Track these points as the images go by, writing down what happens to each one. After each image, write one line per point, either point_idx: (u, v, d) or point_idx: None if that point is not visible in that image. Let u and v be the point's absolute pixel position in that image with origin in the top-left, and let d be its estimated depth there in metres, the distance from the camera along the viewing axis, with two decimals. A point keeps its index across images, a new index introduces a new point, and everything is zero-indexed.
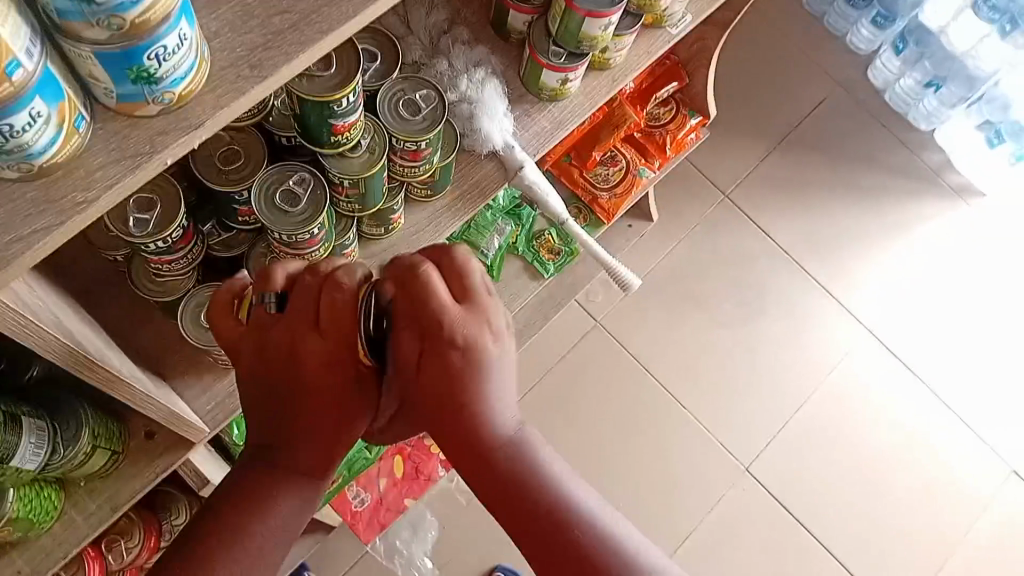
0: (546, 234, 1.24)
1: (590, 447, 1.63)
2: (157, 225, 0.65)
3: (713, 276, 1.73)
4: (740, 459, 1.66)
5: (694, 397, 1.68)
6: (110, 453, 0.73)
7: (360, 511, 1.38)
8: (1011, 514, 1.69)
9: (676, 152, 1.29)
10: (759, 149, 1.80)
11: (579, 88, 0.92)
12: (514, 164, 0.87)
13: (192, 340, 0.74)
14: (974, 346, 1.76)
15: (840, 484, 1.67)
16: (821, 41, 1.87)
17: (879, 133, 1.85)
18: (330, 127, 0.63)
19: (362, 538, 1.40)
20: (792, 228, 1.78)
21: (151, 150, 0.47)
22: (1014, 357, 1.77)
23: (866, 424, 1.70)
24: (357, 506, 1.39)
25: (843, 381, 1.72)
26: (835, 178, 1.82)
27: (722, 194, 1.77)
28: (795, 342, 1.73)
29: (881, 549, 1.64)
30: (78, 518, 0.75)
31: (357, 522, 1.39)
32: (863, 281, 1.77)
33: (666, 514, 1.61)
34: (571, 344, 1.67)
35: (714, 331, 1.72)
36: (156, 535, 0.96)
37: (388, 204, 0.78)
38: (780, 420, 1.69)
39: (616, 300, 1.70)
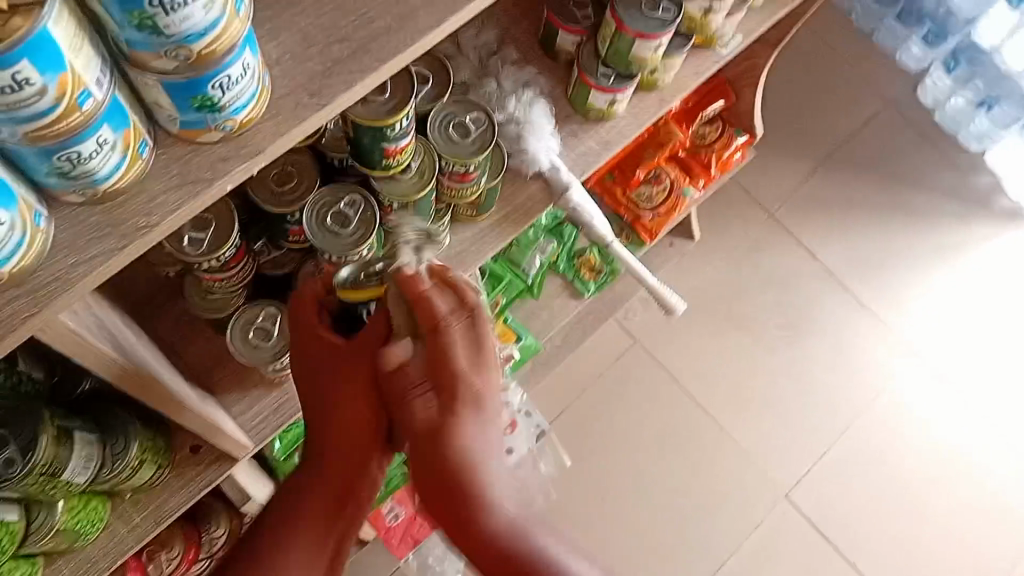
0: (587, 253, 1.24)
1: (625, 467, 1.62)
2: (211, 245, 0.65)
3: (754, 295, 1.71)
4: (781, 484, 1.63)
5: (733, 419, 1.66)
6: (156, 466, 0.74)
7: (394, 526, 1.39)
8: None
9: (721, 171, 1.28)
10: (803, 169, 1.77)
11: (627, 108, 0.91)
12: (560, 184, 0.86)
13: (241, 357, 0.73)
14: (1022, 373, 1.72)
15: (882, 511, 1.64)
16: (867, 60, 1.85)
17: (927, 154, 1.81)
18: (382, 150, 0.63)
19: (395, 552, 1.40)
20: (836, 249, 1.75)
21: (211, 176, 0.47)
22: None
23: (910, 449, 1.67)
24: (391, 520, 1.39)
25: (886, 406, 1.68)
26: (882, 199, 1.79)
27: (766, 213, 1.75)
28: (838, 365, 1.70)
29: None
30: (124, 530, 0.76)
31: (390, 537, 1.40)
32: (908, 306, 1.73)
33: (702, 540, 1.59)
34: (609, 361, 1.66)
35: (757, 353, 1.69)
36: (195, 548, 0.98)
37: (436, 224, 0.79)
38: (821, 445, 1.66)
39: (655, 319, 1.69)
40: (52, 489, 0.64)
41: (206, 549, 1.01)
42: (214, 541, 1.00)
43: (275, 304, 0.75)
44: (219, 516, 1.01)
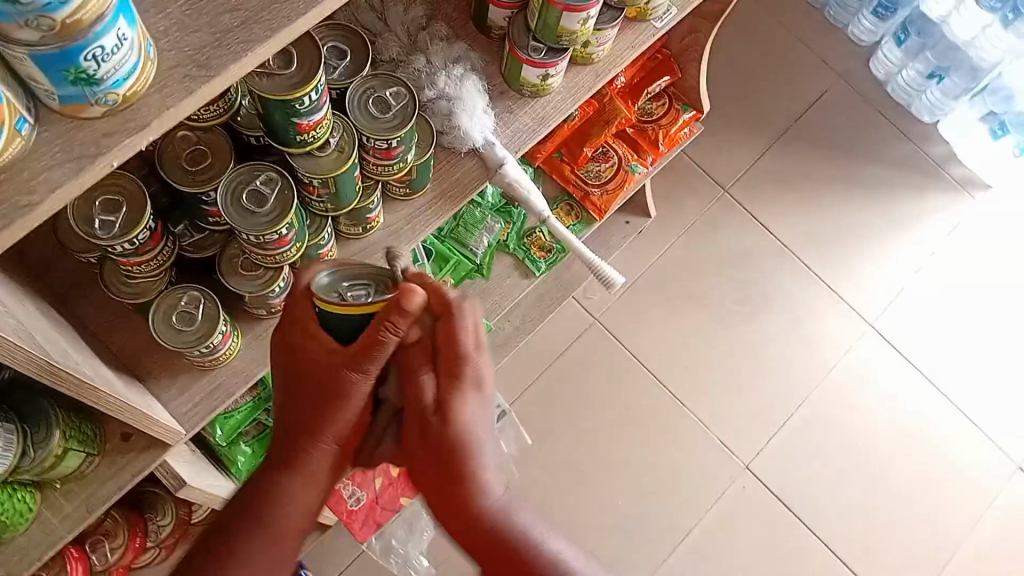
0: (537, 232, 1.23)
1: (587, 445, 1.62)
2: (122, 228, 0.64)
3: (712, 271, 1.72)
4: (741, 457, 1.64)
5: (693, 394, 1.67)
6: (84, 455, 0.73)
7: (354, 510, 1.37)
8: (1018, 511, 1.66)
9: (669, 148, 1.27)
10: (758, 144, 1.78)
11: (562, 83, 0.91)
12: (495, 160, 0.86)
13: (161, 340, 0.72)
14: (978, 340, 1.73)
15: (840, 481, 1.65)
16: (821, 33, 1.85)
17: (881, 126, 1.82)
18: (295, 126, 0.62)
19: (357, 537, 1.38)
20: (793, 223, 1.76)
21: (95, 152, 0.46)
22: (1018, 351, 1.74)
23: (869, 418, 1.68)
24: (352, 504, 1.37)
25: (844, 378, 1.70)
26: (837, 172, 1.79)
27: (722, 189, 1.75)
28: (796, 337, 1.71)
29: (883, 547, 1.62)
30: (55, 521, 0.74)
31: (352, 522, 1.38)
32: (865, 279, 1.75)
33: (663, 516, 1.60)
34: (571, 339, 1.66)
35: (716, 328, 1.70)
36: (141, 535, 0.97)
37: (364, 203, 0.77)
38: (780, 417, 1.67)
39: (614, 297, 1.69)
40: None
41: (153, 539, 1.00)
42: (161, 529, 0.99)
43: (196, 287, 0.75)
44: (166, 506, 1.00)
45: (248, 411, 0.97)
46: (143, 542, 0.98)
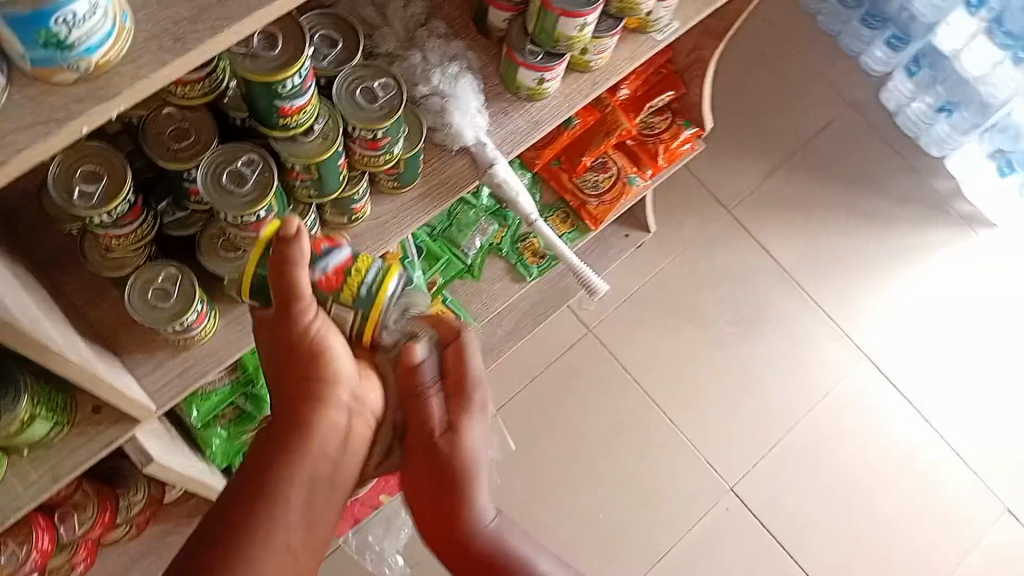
0: (531, 237, 1.24)
1: (571, 456, 1.63)
2: (102, 199, 0.65)
3: (709, 291, 1.71)
4: (725, 479, 1.65)
5: (681, 411, 1.67)
6: (54, 423, 0.74)
7: None
8: (1005, 554, 1.64)
9: (668, 162, 1.27)
10: (764, 167, 1.77)
11: (558, 89, 0.91)
12: (485, 160, 0.86)
13: (135, 315, 0.72)
14: (973, 378, 1.72)
15: (824, 511, 1.64)
16: (834, 61, 1.85)
17: (888, 158, 1.81)
18: (278, 109, 0.63)
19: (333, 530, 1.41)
20: (793, 248, 1.75)
21: (65, 117, 0.46)
22: (1012, 392, 1.72)
23: (857, 450, 1.67)
24: None
25: (834, 408, 1.69)
26: (842, 201, 1.79)
27: (725, 209, 1.75)
28: (789, 362, 1.71)
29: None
30: (19, 487, 0.75)
31: None
32: (862, 310, 1.74)
33: (642, 533, 1.60)
34: (562, 350, 1.68)
35: (709, 349, 1.70)
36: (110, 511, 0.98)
37: (349, 192, 0.77)
38: (767, 442, 1.67)
39: (608, 310, 1.69)
40: None
41: (122, 515, 1.01)
42: (131, 506, 1.01)
43: (176, 264, 0.74)
44: (137, 484, 1.01)
45: (226, 393, 0.97)
46: (113, 516, 0.99)
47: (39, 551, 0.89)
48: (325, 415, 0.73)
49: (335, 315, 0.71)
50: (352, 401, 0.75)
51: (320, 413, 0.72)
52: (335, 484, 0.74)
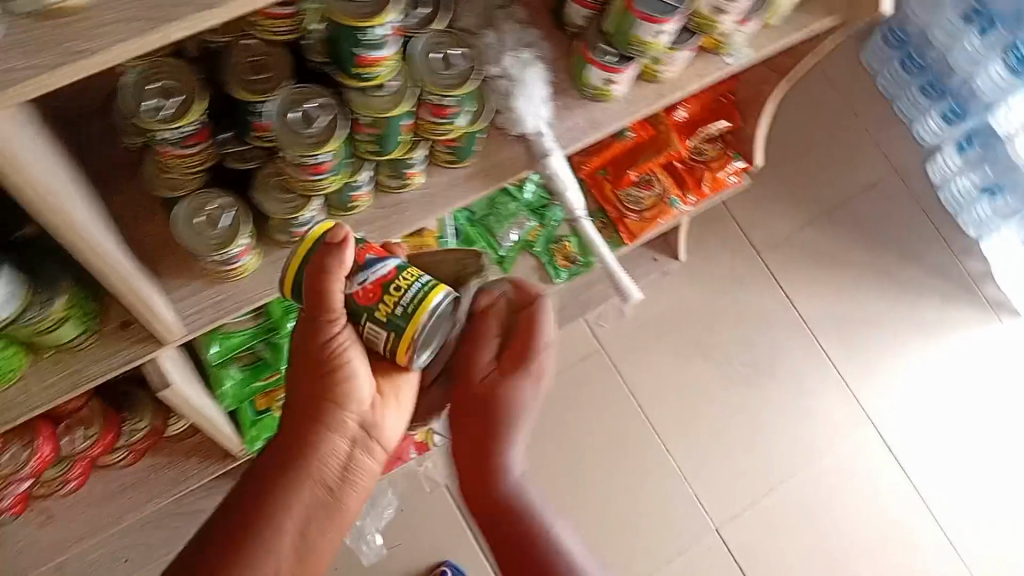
0: (565, 241, 1.24)
1: (563, 465, 1.64)
2: (172, 114, 0.65)
3: (726, 328, 1.72)
4: (712, 518, 1.64)
5: (680, 443, 1.67)
6: (82, 329, 0.74)
7: None
8: None
9: (712, 190, 1.28)
10: (801, 217, 1.78)
11: (624, 94, 0.92)
12: (541, 150, 0.87)
13: (179, 236, 0.73)
14: (973, 461, 1.71)
15: (803, 567, 1.64)
16: (886, 125, 1.85)
17: (923, 229, 1.81)
18: (357, 57, 0.64)
19: None
20: (817, 300, 1.75)
21: (164, 18, 0.48)
22: (1011, 481, 1.71)
23: (846, 512, 1.66)
24: None
25: (830, 466, 1.68)
26: (872, 263, 1.79)
27: (756, 251, 1.75)
28: (793, 412, 1.70)
29: None
30: (38, 387, 0.76)
31: None
32: (875, 374, 1.73)
33: (623, 556, 1.59)
34: (572, 361, 1.68)
35: (717, 386, 1.70)
36: (113, 434, 0.98)
37: (405, 155, 0.79)
38: (760, 489, 1.66)
39: (624, 330, 1.70)
40: None
41: (125, 438, 1.02)
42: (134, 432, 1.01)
43: (228, 196, 0.75)
44: (145, 411, 1.02)
45: (247, 335, 0.97)
46: (114, 439, 1.00)
47: (39, 457, 0.91)
48: (331, 433, 0.84)
49: (369, 332, 0.76)
50: (359, 426, 0.86)
51: (327, 432, 0.83)
52: (335, 506, 0.85)
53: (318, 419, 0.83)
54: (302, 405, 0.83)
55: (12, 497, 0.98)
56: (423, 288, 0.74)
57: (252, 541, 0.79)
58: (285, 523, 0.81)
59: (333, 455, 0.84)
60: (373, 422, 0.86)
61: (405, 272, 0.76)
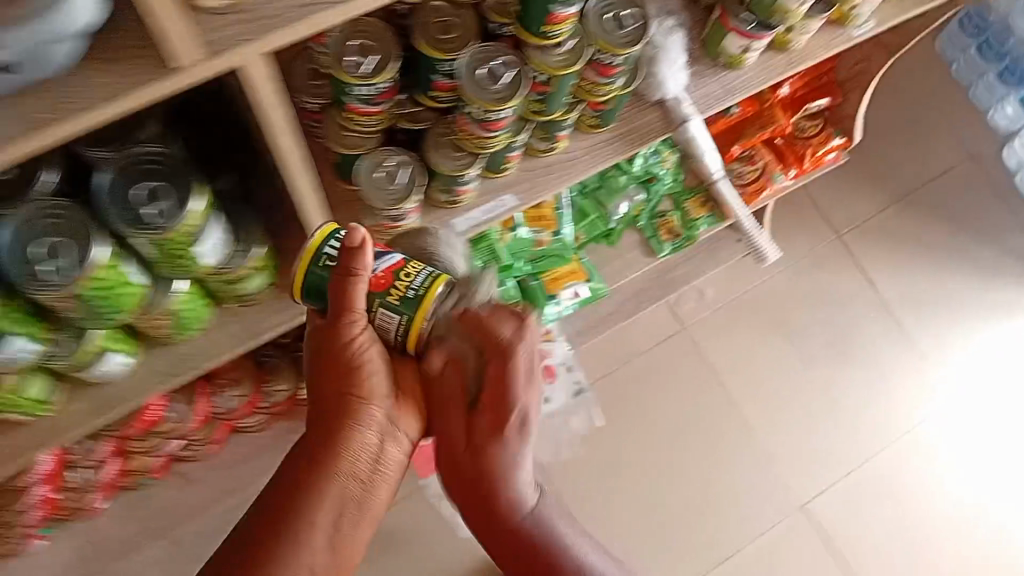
0: (669, 215, 1.27)
1: (648, 444, 1.66)
2: (373, 71, 0.70)
3: (806, 310, 1.74)
4: (799, 496, 1.66)
5: (765, 424, 1.69)
6: (266, 281, 0.80)
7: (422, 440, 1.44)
8: None
9: (812, 167, 1.31)
10: (880, 200, 1.80)
11: (755, 63, 0.95)
12: (681, 115, 0.91)
13: (365, 189, 0.79)
14: None
15: (889, 547, 1.64)
16: (963, 111, 1.87)
17: (1002, 214, 1.82)
18: (550, 14, 0.68)
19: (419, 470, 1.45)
20: (896, 283, 1.77)
21: None
22: None
23: (932, 494, 1.67)
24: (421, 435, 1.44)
25: (914, 448, 1.69)
26: (951, 247, 1.80)
27: (834, 234, 1.78)
28: (875, 393, 1.72)
29: None
30: (222, 336, 0.82)
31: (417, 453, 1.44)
32: (958, 354, 1.74)
33: (708, 532, 1.62)
34: (658, 341, 1.70)
35: (800, 367, 1.72)
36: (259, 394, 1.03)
37: (562, 117, 0.82)
38: (846, 468, 1.68)
39: (706, 312, 1.73)
40: (184, 262, 0.68)
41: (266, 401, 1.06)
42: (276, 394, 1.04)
43: (404, 153, 0.80)
44: (287, 376, 1.03)
45: None
46: (258, 400, 1.05)
47: (202, 412, 0.98)
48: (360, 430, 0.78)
49: (380, 320, 0.76)
50: (387, 421, 0.80)
51: (354, 426, 0.78)
52: (367, 503, 0.80)
53: (346, 415, 0.78)
54: (325, 402, 0.78)
55: (160, 455, 1.04)
56: (430, 274, 0.75)
57: (277, 552, 0.75)
58: (315, 524, 0.77)
59: (364, 449, 0.79)
60: (400, 420, 0.82)
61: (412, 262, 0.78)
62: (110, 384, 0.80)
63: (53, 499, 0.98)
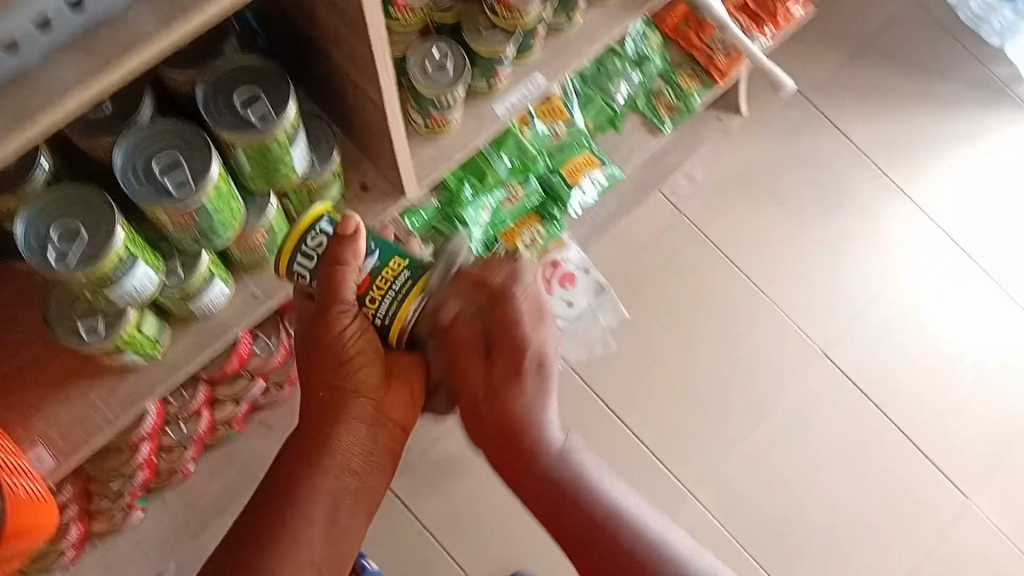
0: (664, 93, 1.32)
1: (673, 325, 1.75)
2: None
3: (790, 173, 1.85)
4: (819, 344, 1.78)
5: (776, 286, 1.80)
6: (340, 192, 0.85)
7: None
8: None
9: (785, 23, 1.37)
10: (839, 57, 1.90)
11: None
12: None
13: (419, 82, 0.82)
14: None
15: (910, 372, 1.77)
16: None
17: (953, 47, 1.92)
18: None
19: None
20: (868, 131, 1.87)
21: None
22: None
23: (937, 316, 1.80)
24: None
25: (914, 279, 1.81)
26: (913, 88, 1.90)
27: (804, 97, 1.88)
28: (869, 236, 1.83)
29: (945, 433, 1.75)
30: None
31: None
32: (937, 184, 1.86)
33: (744, 395, 1.74)
34: (661, 229, 1.78)
35: (797, 226, 1.83)
36: None
37: None
38: (859, 308, 1.80)
39: (700, 193, 1.82)
40: (280, 174, 0.72)
41: None
42: None
43: (444, 42, 0.84)
44: None
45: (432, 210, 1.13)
46: None
47: (284, 344, 1.02)
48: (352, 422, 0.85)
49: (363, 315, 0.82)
50: (377, 414, 0.87)
51: (348, 417, 0.85)
52: (365, 492, 0.87)
53: (336, 408, 0.85)
54: (321, 400, 0.86)
55: (245, 403, 1.08)
56: (412, 277, 0.80)
57: (278, 536, 0.82)
58: (316, 515, 0.84)
59: (356, 441, 0.86)
60: (391, 407, 0.87)
61: (393, 265, 0.80)
62: (209, 316, 0.83)
63: (153, 461, 1.01)
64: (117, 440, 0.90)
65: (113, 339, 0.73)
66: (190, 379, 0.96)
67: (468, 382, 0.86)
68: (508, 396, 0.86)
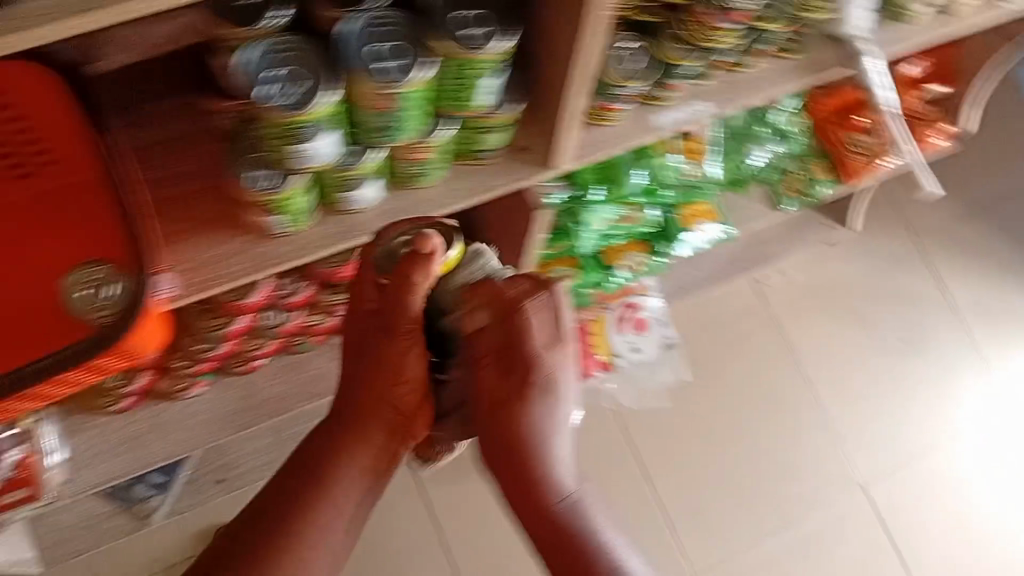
0: (794, 173, 1.39)
1: (724, 408, 1.76)
2: None
3: (879, 301, 1.89)
4: (860, 476, 1.77)
5: (836, 404, 1.81)
6: (505, 141, 0.91)
7: None
8: None
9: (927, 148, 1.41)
10: (953, 211, 1.96)
11: (924, 20, 1.08)
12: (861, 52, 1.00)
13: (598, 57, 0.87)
14: None
15: (940, 532, 1.76)
16: None
17: None
18: None
19: None
20: (963, 287, 1.92)
21: None
22: None
23: (981, 486, 1.79)
24: None
25: (969, 444, 1.81)
26: (1015, 262, 1.95)
27: (912, 236, 1.93)
28: (936, 386, 1.85)
29: None
30: (455, 187, 0.93)
31: None
32: (1013, 358, 1.89)
33: (773, 498, 1.73)
34: (744, 312, 1.81)
35: (871, 353, 1.86)
36: None
37: (778, 30, 0.94)
38: (909, 452, 1.80)
39: (790, 292, 1.85)
40: (471, 90, 0.78)
41: None
42: None
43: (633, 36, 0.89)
44: None
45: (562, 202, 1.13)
46: None
47: None
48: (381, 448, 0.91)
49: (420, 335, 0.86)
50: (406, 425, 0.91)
51: (379, 420, 0.90)
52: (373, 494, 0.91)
53: (370, 411, 0.89)
54: (359, 397, 0.89)
55: (333, 320, 1.14)
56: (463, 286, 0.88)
57: (300, 526, 0.85)
58: (338, 509, 0.87)
59: (381, 445, 0.90)
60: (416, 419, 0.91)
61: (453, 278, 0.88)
62: (353, 213, 0.90)
63: (239, 339, 1.07)
64: (226, 301, 0.97)
65: (272, 191, 0.79)
66: (303, 274, 1.03)
67: (487, 390, 0.85)
68: (511, 422, 0.85)
